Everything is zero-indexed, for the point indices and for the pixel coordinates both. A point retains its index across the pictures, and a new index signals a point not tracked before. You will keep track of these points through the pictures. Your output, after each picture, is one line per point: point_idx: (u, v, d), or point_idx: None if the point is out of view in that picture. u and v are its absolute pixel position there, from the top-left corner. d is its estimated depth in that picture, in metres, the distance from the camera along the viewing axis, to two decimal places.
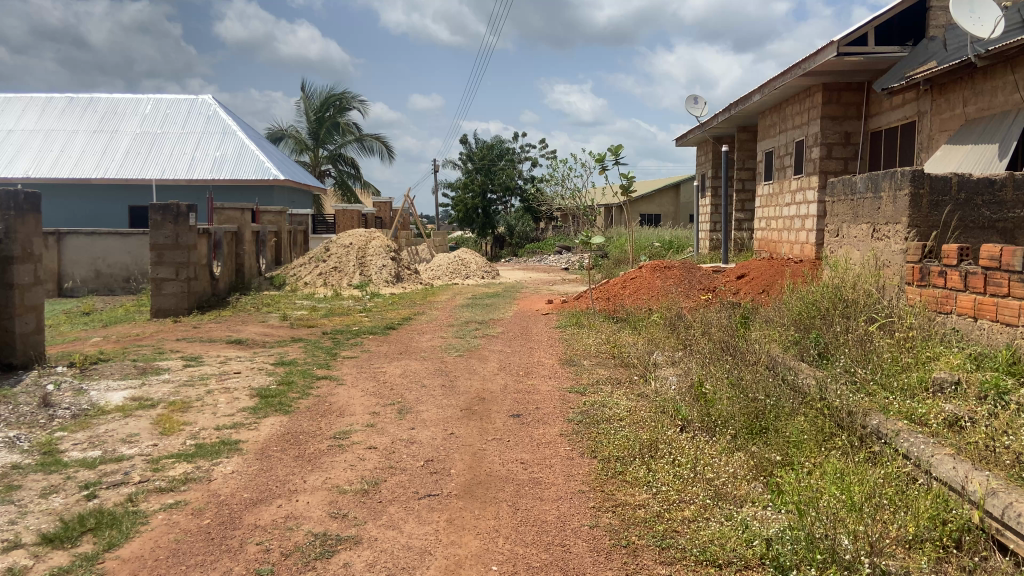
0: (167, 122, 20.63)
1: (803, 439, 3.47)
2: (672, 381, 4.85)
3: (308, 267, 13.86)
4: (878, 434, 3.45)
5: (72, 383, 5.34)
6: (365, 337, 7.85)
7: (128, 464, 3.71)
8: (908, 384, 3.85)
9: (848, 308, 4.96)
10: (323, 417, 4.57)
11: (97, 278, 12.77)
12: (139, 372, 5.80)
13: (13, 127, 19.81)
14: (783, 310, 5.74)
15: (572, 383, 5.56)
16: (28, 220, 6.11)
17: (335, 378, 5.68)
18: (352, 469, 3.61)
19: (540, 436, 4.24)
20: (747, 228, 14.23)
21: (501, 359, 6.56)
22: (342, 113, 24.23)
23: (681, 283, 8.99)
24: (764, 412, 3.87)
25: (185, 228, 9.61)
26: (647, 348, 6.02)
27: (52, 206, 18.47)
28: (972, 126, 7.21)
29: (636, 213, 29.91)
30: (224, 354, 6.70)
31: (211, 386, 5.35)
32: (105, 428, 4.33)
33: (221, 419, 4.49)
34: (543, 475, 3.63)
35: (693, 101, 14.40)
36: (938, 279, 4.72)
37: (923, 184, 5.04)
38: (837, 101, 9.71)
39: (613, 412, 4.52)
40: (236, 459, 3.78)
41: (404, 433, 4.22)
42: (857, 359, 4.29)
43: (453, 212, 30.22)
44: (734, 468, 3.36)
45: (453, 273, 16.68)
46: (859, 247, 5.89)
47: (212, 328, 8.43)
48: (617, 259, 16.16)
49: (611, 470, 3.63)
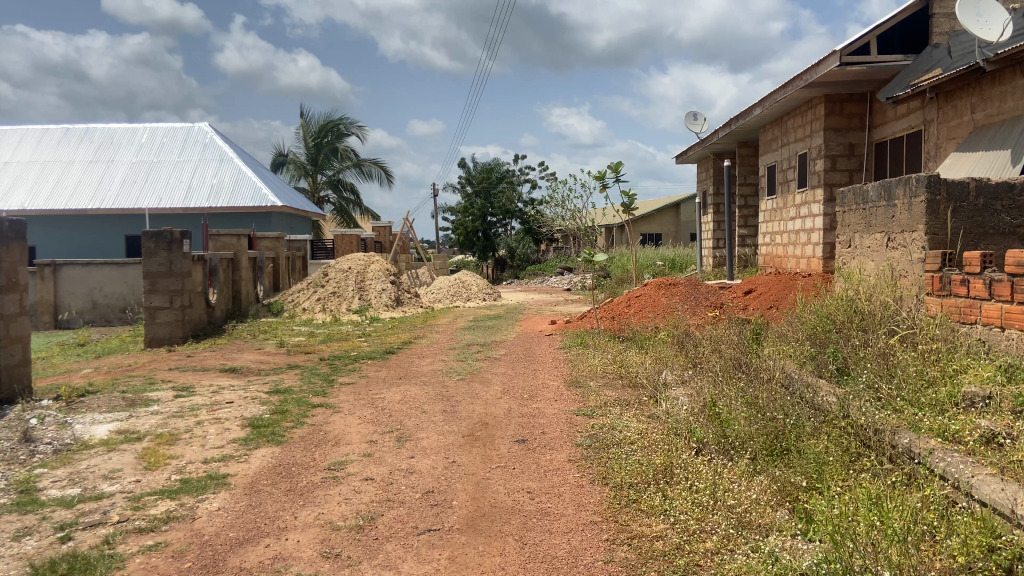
0: (163, 150, 20.53)
1: (827, 461, 3.25)
2: (682, 401, 4.61)
3: (307, 293, 13.65)
4: (909, 453, 3.23)
5: (56, 416, 5.11)
6: (364, 362, 7.63)
7: (108, 503, 3.47)
8: (937, 400, 3.61)
9: (864, 322, 4.70)
10: (318, 447, 4.33)
11: (94, 309, 12.58)
12: (128, 404, 5.56)
13: (8, 159, 19.74)
14: (796, 325, 5.49)
15: (579, 406, 5.31)
16: (13, 249, 5.90)
17: (332, 406, 5.44)
18: (346, 504, 3.37)
19: (547, 463, 4.01)
20: (752, 243, 14.01)
21: (505, 382, 6.32)
22: (340, 139, 24.18)
23: (687, 299, 8.74)
24: (784, 433, 3.66)
25: (178, 255, 9.41)
26: (655, 368, 5.80)
27: (49, 237, 18.36)
28: (981, 132, 7.03)
29: (637, 233, 29.65)
30: (217, 384, 6.45)
31: (202, 417, 5.11)
32: (87, 464, 4.10)
33: (210, 451, 4.26)
34: (551, 505, 3.38)
35: (692, 117, 14.30)
36: (959, 288, 4.51)
37: (940, 191, 4.84)
38: (840, 113, 9.58)
39: (622, 435, 4.30)
40: (224, 494, 3.54)
41: (403, 463, 3.98)
42: (880, 375, 4.05)
43: (453, 235, 30.14)
44: (757, 494, 3.13)
45: (454, 296, 16.47)
46: (873, 257, 5.68)
47: (207, 357, 8.20)
48: (620, 278, 15.96)
49: (624, 498, 3.39)
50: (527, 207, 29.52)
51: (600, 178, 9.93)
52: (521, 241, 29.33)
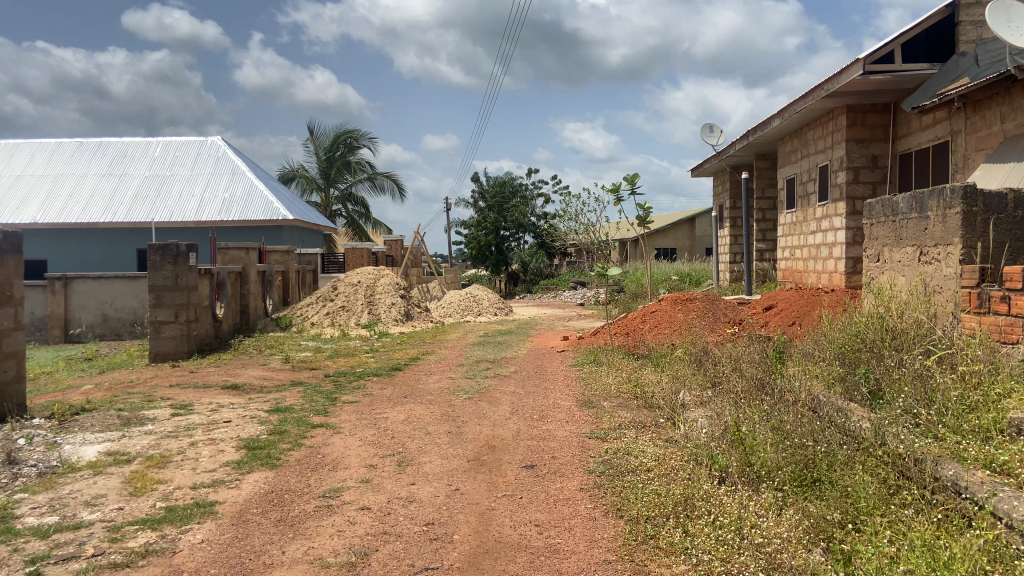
0: (176, 164, 20.49)
1: (865, 496, 2.97)
2: (702, 423, 4.33)
3: (315, 307, 13.43)
4: (955, 486, 2.95)
5: (45, 436, 4.89)
6: (369, 379, 7.39)
7: (85, 533, 3.23)
8: (981, 426, 3.32)
9: (897, 341, 4.40)
10: (314, 472, 4.08)
11: (103, 322, 12.41)
12: (121, 424, 5.32)
13: (21, 173, 19.73)
14: (824, 343, 5.18)
15: (592, 428, 5.03)
16: (8, 261, 5.72)
17: (332, 426, 5.18)
18: (339, 537, 3.12)
19: (557, 492, 3.74)
20: (770, 257, 13.70)
21: (514, 402, 6.04)
22: (352, 152, 24.05)
23: (705, 315, 8.44)
24: (814, 462, 3.38)
25: (184, 268, 9.21)
26: (672, 388, 5.51)
27: (61, 250, 18.30)
28: (1011, 141, 6.72)
29: (652, 247, 29.32)
30: (217, 402, 6.21)
31: (196, 438, 4.87)
32: (70, 489, 3.87)
33: (200, 475, 4.02)
34: (562, 541, 3.11)
35: (708, 129, 14.04)
36: (1000, 306, 4.22)
37: (977, 202, 4.56)
38: (862, 123, 9.31)
39: (638, 461, 4.02)
40: (209, 525, 3.29)
41: (403, 490, 3.72)
42: (918, 400, 3.76)
43: (466, 249, 29.91)
44: (787, 531, 2.86)
45: (465, 311, 16.22)
46: (904, 272, 5.39)
47: (209, 373, 7.98)
48: (634, 293, 15.66)
49: (641, 533, 3.13)
50: (541, 221, 29.26)
51: (615, 190, 9.67)
52: (534, 255, 29.08)
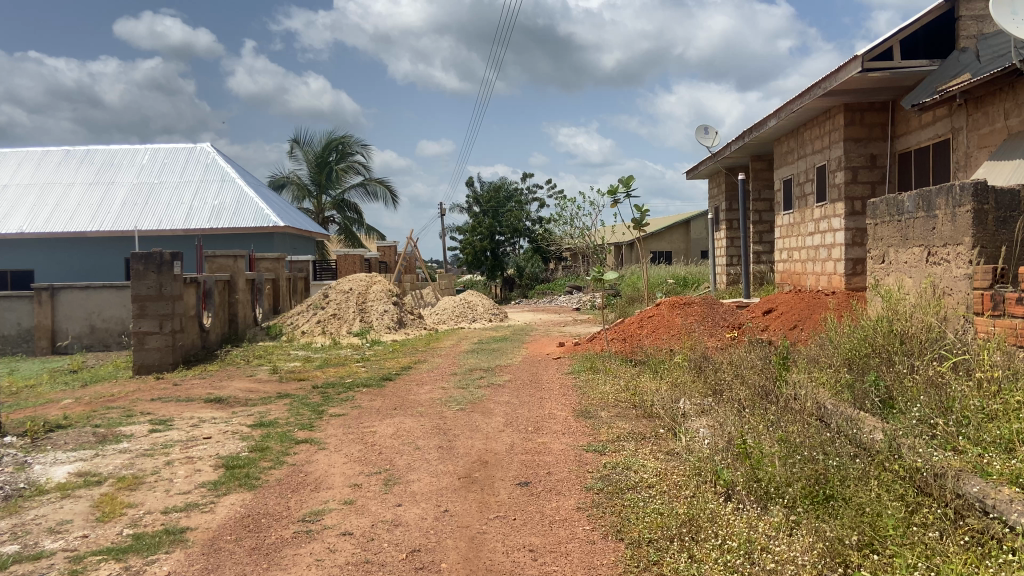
0: (164, 171, 20.25)
1: (885, 515, 2.75)
2: (704, 435, 4.10)
3: (306, 315, 13.19)
4: (980, 504, 2.73)
5: (15, 456, 4.65)
6: (358, 391, 7.15)
7: (46, 564, 3.00)
8: (1002, 437, 3.10)
9: (907, 346, 4.19)
10: (295, 492, 3.85)
11: (91, 333, 12.14)
12: (96, 441, 5.08)
13: (7, 182, 19.48)
14: (829, 347, 4.96)
15: (588, 441, 4.81)
16: None
17: (317, 442, 4.95)
18: (315, 567, 2.89)
19: (553, 512, 3.52)
20: (767, 259, 13.51)
21: (508, 413, 5.81)
22: (343, 159, 23.81)
23: (704, 320, 8.23)
24: (826, 477, 3.14)
25: (169, 277, 8.97)
26: (672, 396, 5.29)
27: (49, 260, 18.06)
28: (1016, 138, 6.52)
29: (648, 251, 29.09)
30: (198, 416, 5.97)
31: (172, 456, 4.63)
32: (34, 513, 3.64)
33: (173, 498, 3.79)
34: (558, 569, 2.89)
35: (702, 130, 13.86)
36: (1017, 308, 4.02)
37: (988, 200, 4.36)
38: (859, 122, 9.13)
39: (638, 477, 3.80)
40: (178, 555, 3.06)
41: (388, 513, 3.50)
42: (932, 409, 3.53)
43: (461, 254, 29.66)
44: (801, 555, 2.64)
45: (459, 317, 15.98)
46: (911, 273, 5.20)
47: (194, 386, 7.73)
48: (631, 297, 15.43)
49: (643, 559, 2.90)
50: (536, 225, 28.99)
51: (611, 192, 9.47)
52: (529, 260, 28.85)
